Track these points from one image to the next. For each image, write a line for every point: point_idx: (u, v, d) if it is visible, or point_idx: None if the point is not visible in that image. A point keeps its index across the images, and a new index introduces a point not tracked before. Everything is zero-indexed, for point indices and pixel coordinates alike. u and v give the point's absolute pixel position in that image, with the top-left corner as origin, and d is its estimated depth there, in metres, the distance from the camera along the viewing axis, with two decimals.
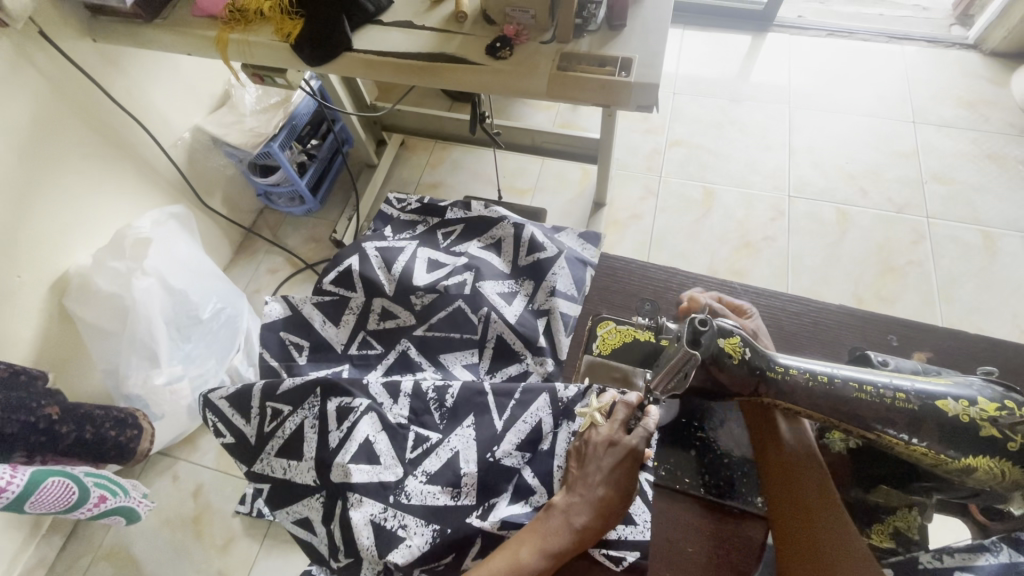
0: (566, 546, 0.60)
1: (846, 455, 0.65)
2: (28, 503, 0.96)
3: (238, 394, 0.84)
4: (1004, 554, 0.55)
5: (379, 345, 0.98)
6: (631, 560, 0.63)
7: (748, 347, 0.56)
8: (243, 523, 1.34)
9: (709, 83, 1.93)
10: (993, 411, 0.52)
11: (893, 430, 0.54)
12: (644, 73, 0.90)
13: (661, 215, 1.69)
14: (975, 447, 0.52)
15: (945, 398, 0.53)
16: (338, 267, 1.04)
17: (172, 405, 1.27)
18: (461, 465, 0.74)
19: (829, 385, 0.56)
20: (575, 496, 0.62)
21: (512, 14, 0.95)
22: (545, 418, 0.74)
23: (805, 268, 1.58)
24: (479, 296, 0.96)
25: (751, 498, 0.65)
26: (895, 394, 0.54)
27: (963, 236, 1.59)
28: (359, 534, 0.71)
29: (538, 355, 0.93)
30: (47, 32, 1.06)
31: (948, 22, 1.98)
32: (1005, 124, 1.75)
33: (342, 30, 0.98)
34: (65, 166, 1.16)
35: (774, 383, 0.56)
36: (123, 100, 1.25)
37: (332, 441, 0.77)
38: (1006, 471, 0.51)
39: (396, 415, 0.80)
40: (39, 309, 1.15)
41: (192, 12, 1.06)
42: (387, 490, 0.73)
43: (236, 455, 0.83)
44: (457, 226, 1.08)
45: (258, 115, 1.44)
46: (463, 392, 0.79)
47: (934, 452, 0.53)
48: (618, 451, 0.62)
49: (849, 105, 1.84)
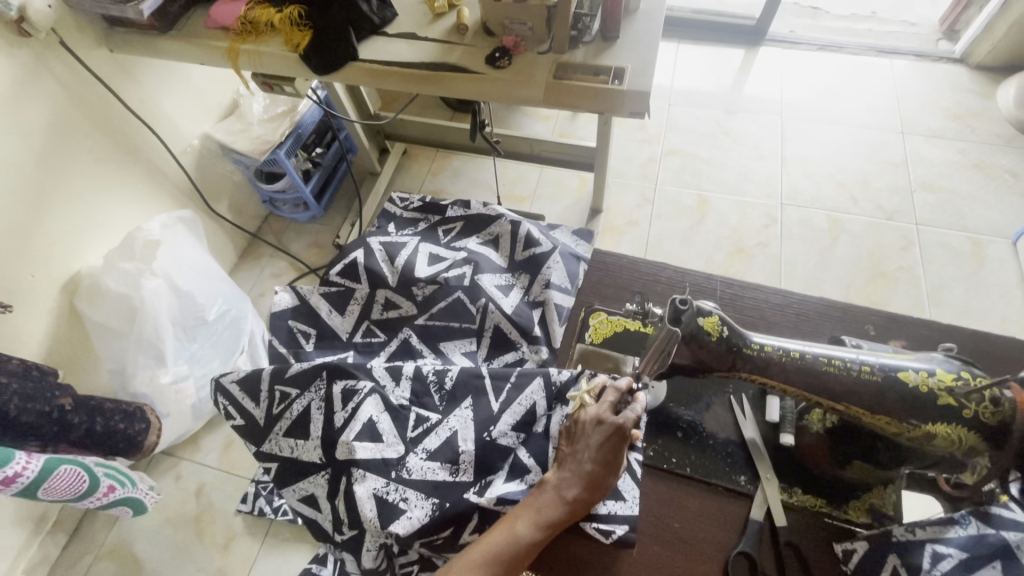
0: (559, 518, 0.63)
1: (824, 435, 0.69)
2: (40, 491, 0.99)
3: (248, 378, 0.87)
4: (973, 527, 0.58)
5: (381, 334, 1.04)
6: (620, 533, 0.66)
7: (725, 326, 0.62)
8: (245, 521, 1.37)
9: (704, 95, 1.98)
10: (950, 381, 0.57)
11: (860, 401, 0.60)
12: (636, 81, 0.95)
13: (656, 221, 1.74)
14: (935, 414, 0.57)
15: (907, 370, 0.58)
16: (344, 260, 1.09)
17: (178, 403, 1.31)
18: (460, 443, 0.77)
19: (800, 359, 0.61)
20: (566, 472, 0.66)
21: (510, 26, 1.00)
22: (539, 400, 0.77)
23: (797, 273, 1.62)
24: (478, 288, 1.01)
25: (735, 476, 0.69)
26: (862, 366, 0.60)
27: (951, 243, 1.63)
28: (362, 507, 0.75)
29: (534, 343, 0.97)
30: (68, 42, 1.12)
31: (934, 37, 2.04)
32: (991, 134, 1.80)
33: (349, 40, 1.03)
34: (80, 170, 1.21)
35: (750, 358, 0.62)
36: (137, 107, 1.30)
37: (338, 421, 0.81)
38: (963, 437, 0.57)
39: (398, 397, 0.84)
40: (52, 307, 1.19)
41: (206, 24, 1.11)
42: (389, 466, 0.77)
43: (243, 436, 0.86)
44: (457, 224, 1.12)
45: (266, 123, 1.50)
46: (462, 375, 0.84)
47: (896, 420, 0.59)
48: (605, 429, 0.65)
49: (839, 116, 1.90)
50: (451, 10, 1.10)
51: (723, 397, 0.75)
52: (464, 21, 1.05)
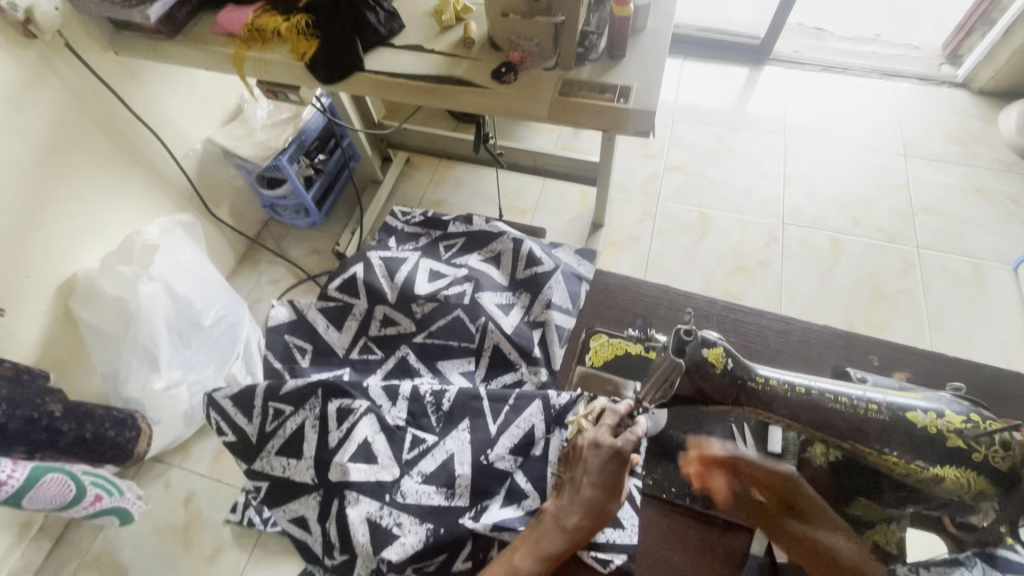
0: (560, 548, 0.62)
1: (827, 469, 0.67)
2: (25, 499, 0.97)
3: (241, 393, 0.86)
4: (978, 569, 0.56)
5: (379, 351, 1.02)
6: (617, 562, 0.67)
7: (729, 358, 0.61)
8: (233, 532, 1.34)
9: (707, 112, 1.99)
10: (959, 423, 0.56)
11: (865, 439, 0.58)
12: (642, 100, 0.95)
13: (657, 238, 1.73)
14: (942, 457, 0.56)
15: (914, 411, 0.57)
16: (342, 275, 1.08)
17: (169, 410, 1.29)
18: (456, 466, 0.77)
19: (806, 396, 0.60)
20: (564, 500, 0.65)
21: (517, 42, 0.99)
22: (538, 423, 0.76)
23: (798, 294, 1.61)
24: (477, 306, 1.00)
25: (735, 508, 0.68)
26: (868, 405, 0.58)
27: (952, 267, 1.63)
28: (354, 531, 0.73)
29: (533, 364, 0.96)
30: (73, 44, 1.11)
31: (937, 61, 2.05)
32: (993, 159, 1.80)
33: (355, 50, 1.03)
34: (81, 171, 1.20)
35: (754, 392, 0.61)
36: (141, 112, 1.30)
37: (331, 441, 0.80)
38: (972, 481, 0.55)
39: (395, 417, 0.83)
40: (46, 310, 1.17)
41: (213, 30, 1.11)
42: (383, 489, 0.76)
43: (234, 452, 0.85)
44: (459, 240, 1.12)
45: (269, 129, 1.49)
46: (459, 397, 0.83)
47: (903, 461, 0.57)
48: (603, 452, 0.64)
49: (842, 136, 1.90)
50: (458, 24, 1.09)
51: (723, 425, 0.73)
52: (471, 34, 1.05)
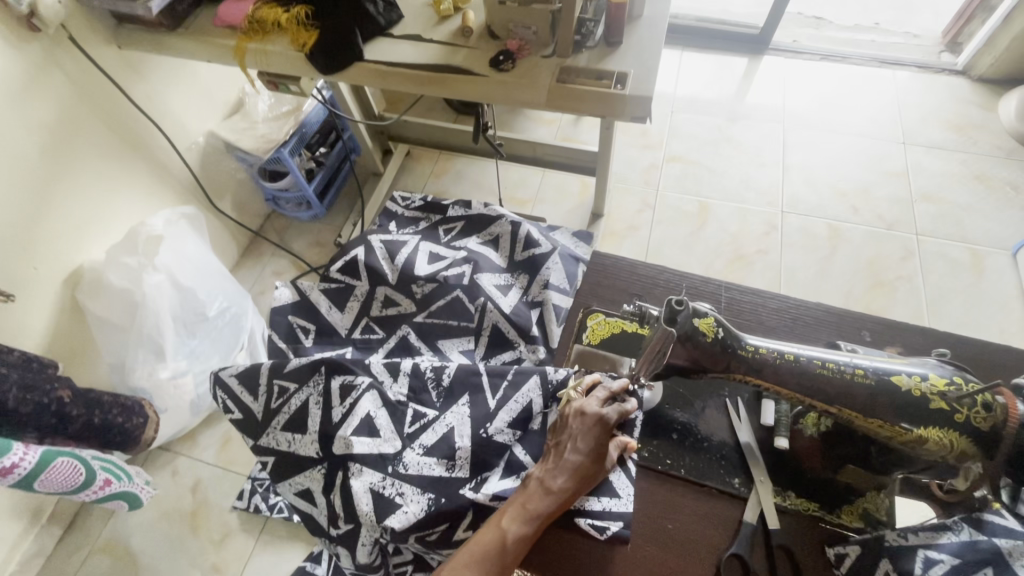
0: (546, 509, 0.64)
1: (817, 440, 0.70)
2: (37, 482, 1.00)
3: (247, 371, 0.88)
4: (965, 533, 0.57)
5: (380, 330, 1.05)
6: (614, 529, 0.65)
7: (721, 327, 0.63)
8: (240, 518, 1.37)
9: (706, 103, 1.99)
10: (942, 386, 0.58)
11: (853, 403, 0.60)
12: (639, 86, 0.96)
13: (657, 227, 1.74)
14: (928, 419, 0.58)
15: (899, 374, 0.60)
16: (344, 257, 1.10)
17: (176, 398, 1.31)
18: (456, 439, 0.79)
19: (794, 362, 0.62)
20: (550, 464, 0.67)
21: (515, 30, 1.01)
22: (536, 398, 0.77)
23: (796, 281, 1.62)
24: (476, 287, 1.02)
25: (728, 478, 0.69)
26: (854, 370, 0.61)
27: (951, 254, 1.63)
28: (358, 501, 0.76)
29: (531, 343, 0.98)
30: (76, 36, 1.12)
31: (936, 49, 2.05)
32: (992, 146, 1.81)
33: (354, 41, 1.04)
34: (87, 164, 1.22)
35: (744, 359, 0.63)
36: (144, 105, 1.31)
37: (335, 416, 0.83)
38: (955, 442, 0.57)
39: (396, 393, 0.87)
40: (54, 301, 1.19)
41: (214, 22, 1.12)
42: (386, 461, 0.79)
43: (241, 429, 0.87)
44: (458, 224, 1.14)
45: (270, 122, 1.50)
46: (459, 372, 0.86)
47: (889, 424, 0.59)
48: (589, 420, 0.67)
49: (841, 125, 1.91)
50: (457, 13, 1.11)
51: (718, 400, 0.75)
52: (469, 23, 1.06)
